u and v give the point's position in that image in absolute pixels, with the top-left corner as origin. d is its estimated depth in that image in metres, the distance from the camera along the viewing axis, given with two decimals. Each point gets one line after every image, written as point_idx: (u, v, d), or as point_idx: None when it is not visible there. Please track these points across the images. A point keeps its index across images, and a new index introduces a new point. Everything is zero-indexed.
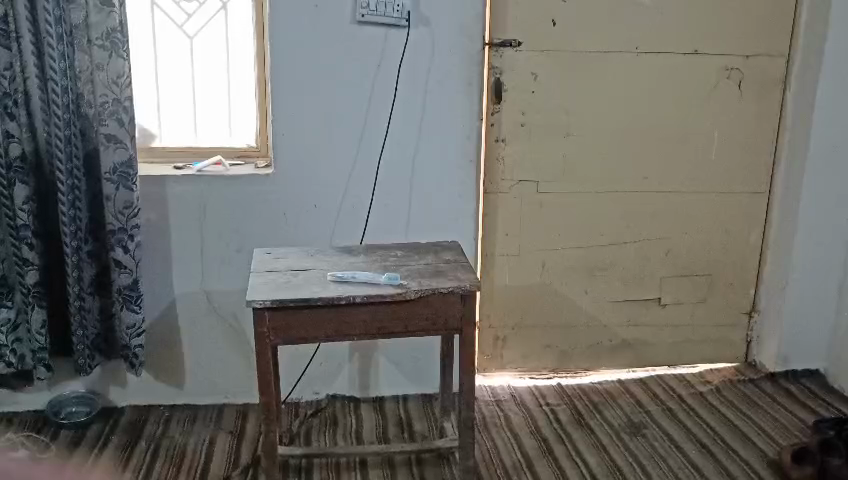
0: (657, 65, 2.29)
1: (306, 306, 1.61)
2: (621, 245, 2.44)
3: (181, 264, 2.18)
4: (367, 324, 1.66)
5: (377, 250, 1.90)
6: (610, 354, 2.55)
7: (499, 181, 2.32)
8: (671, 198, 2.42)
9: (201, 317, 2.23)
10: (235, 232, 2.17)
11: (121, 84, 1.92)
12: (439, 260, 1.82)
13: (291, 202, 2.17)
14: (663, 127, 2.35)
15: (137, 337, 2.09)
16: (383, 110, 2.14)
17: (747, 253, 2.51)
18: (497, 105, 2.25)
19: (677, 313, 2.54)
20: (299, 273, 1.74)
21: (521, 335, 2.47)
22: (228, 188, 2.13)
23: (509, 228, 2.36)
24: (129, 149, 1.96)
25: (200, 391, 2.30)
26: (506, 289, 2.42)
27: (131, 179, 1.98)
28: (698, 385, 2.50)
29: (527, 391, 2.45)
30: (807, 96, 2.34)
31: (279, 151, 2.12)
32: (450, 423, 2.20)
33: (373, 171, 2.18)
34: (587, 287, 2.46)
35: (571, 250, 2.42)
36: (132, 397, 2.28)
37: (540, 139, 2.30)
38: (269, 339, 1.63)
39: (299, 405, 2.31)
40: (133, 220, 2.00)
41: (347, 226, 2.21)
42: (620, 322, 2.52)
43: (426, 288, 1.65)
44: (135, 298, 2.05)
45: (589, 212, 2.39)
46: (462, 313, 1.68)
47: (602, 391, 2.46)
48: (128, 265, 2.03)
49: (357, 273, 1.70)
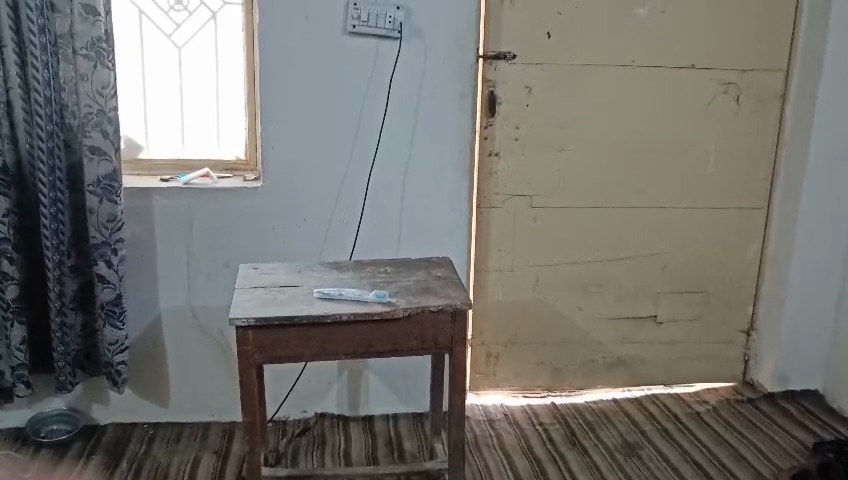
0: (653, 79, 2.26)
1: (291, 324, 1.57)
2: (616, 261, 2.39)
3: (167, 279, 2.13)
4: (354, 343, 1.61)
5: (366, 266, 1.85)
6: (605, 373, 2.50)
7: (493, 195, 2.28)
8: (667, 214, 2.38)
9: (186, 333, 2.17)
10: (222, 246, 2.13)
11: (106, 95, 1.88)
12: (430, 276, 1.77)
13: (280, 216, 2.12)
14: (659, 143, 2.31)
15: (120, 354, 2.04)
16: (374, 122, 2.10)
17: (744, 270, 2.47)
18: (491, 119, 2.21)
19: (673, 330, 2.49)
20: (285, 290, 1.69)
21: (514, 352, 2.42)
22: (215, 201, 2.09)
23: (502, 243, 2.32)
24: (113, 162, 1.92)
25: (185, 409, 2.24)
26: (499, 306, 2.37)
27: (114, 192, 1.94)
28: (695, 405, 2.46)
29: (520, 410, 2.41)
30: (808, 98, 2.31)
31: (268, 163, 2.08)
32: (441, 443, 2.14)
33: (364, 185, 2.13)
34: (582, 304, 2.42)
35: (566, 266, 2.37)
36: (115, 415, 2.23)
37: (535, 152, 2.26)
38: (253, 357, 1.58)
39: (286, 424, 2.25)
40: (116, 234, 1.96)
41: (337, 241, 2.17)
42: (616, 339, 2.47)
43: (415, 305, 1.60)
44: (118, 314, 2.00)
45: (583, 227, 2.35)
46: (453, 331, 1.63)
47: (596, 410, 2.41)
48: (110, 280, 1.98)
49: (345, 290, 1.66)
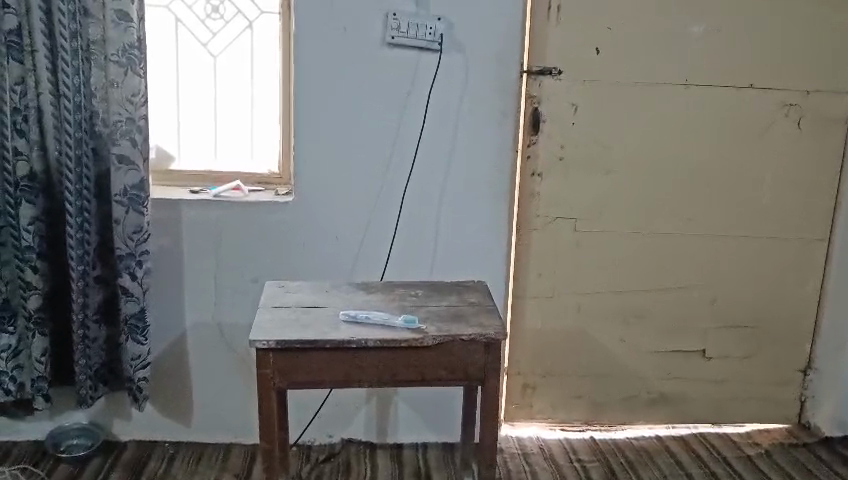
0: (707, 99, 2.13)
1: (313, 347, 1.48)
2: (663, 291, 2.26)
3: (194, 294, 2.06)
4: (379, 369, 1.51)
5: (396, 287, 1.76)
6: (649, 409, 2.35)
7: (533, 217, 2.17)
8: (720, 242, 2.23)
9: (211, 350, 2.10)
10: (251, 262, 2.05)
11: (136, 103, 1.83)
12: (462, 302, 1.67)
13: (311, 233, 2.04)
14: (714, 168, 2.18)
15: (142, 370, 1.98)
16: (411, 139, 2.01)
17: (802, 305, 2.31)
18: (534, 137, 2.11)
19: (724, 367, 2.34)
20: (310, 311, 1.60)
21: (552, 383, 2.30)
22: (245, 215, 2.02)
23: (542, 268, 2.20)
24: (141, 172, 1.87)
25: (207, 429, 2.16)
26: (537, 334, 2.25)
27: (141, 202, 1.88)
28: (746, 448, 2.30)
29: (556, 444, 2.28)
30: None
31: (301, 178, 2.01)
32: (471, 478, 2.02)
33: (398, 202, 2.04)
34: (625, 335, 2.28)
35: (609, 294, 2.24)
36: (136, 432, 2.16)
37: (580, 174, 2.15)
38: (273, 382, 1.50)
39: (310, 449, 2.16)
40: (142, 245, 1.91)
41: (370, 260, 2.08)
42: (661, 373, 2.33)
43: (445, 333, 1.50)
44: (141, 328, 1.95)
45: (629, 254, 2.22)
46: (485, 361, 1.53)
47: (638, 448, 2.27)
48: (134, 294, 1.92)
49: (372, 314, 1.56)
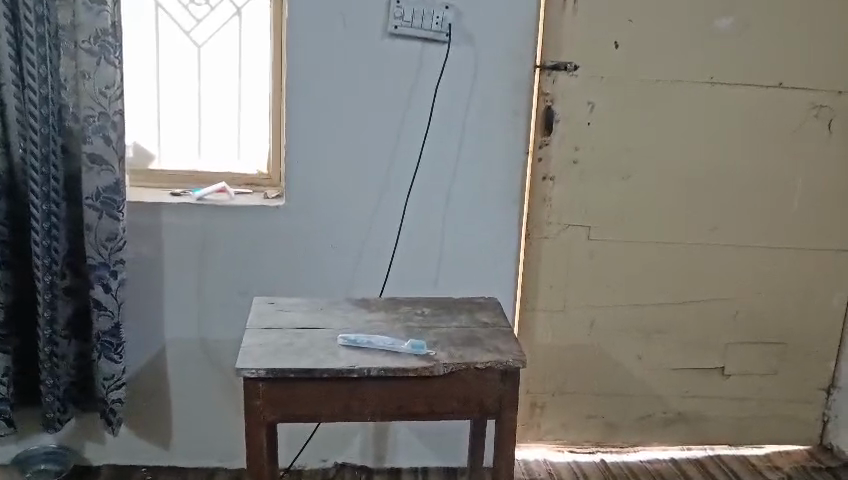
0: (733, 99, 1.98)
1: (309, 377, 1.31)
2: (682, 305, 2.10)
3: (175, 307, 1.87)
4: (383, 400, 1.34)
5: (400, 305, 1.58)
6: (663, 429, 2.20)
7: (544, 225, 2.00)
8: (743, 253, 2.08)
9: (193, 368, 1.92)
10: (237, 272, 1.87)
11: (110, 96, 1.65)
12: (473, 322, 1.50)
13: (304, 242, 1.87)
14: (739, 173, 2.03)
15: (116, 391, 1.80)
16: (415, 140, 1.84)
17: (828, 320, 2.16)
18: (546, 138, 1.95)
19: (743, 386, 2.19)
20: (305, 333, 1.43)
21: (562, 403, 2.14)
22: (231, 221, 1.84)
23: (553, 279, 2.04)
24: (116, 173, 1.68)
25: (189, 453, 1.98)
26: (547, 349, 2.09)
27: (116, 206, 1.70)
28: (766, 472, 2.16)
29: (566, 468, 2.13)
30: None
31: (294, 181, 1.83)
32: None
33: (400, 208, 1.87)
34: (641, 352, 2.13)
35: (624, 307, 2.09)
36: (110, 457, 1.97)
37: (595, 179, 1.99)
38: (263, 414, 1.32)
39: (302, 474, 1.98)
40: (117, 254, 1.72)
41: (368, 273, 1.90)
42: (677, 392, 2.17)
43: (458, 361, 1.33)
44: (115, 346, 1.76)
45: (647, 266, 2.06)
46: (502, 392, 1.36)
47: (652, 472, 2.13)
48: (108, 307, 1.74)
49: (374, 338, 1.39)
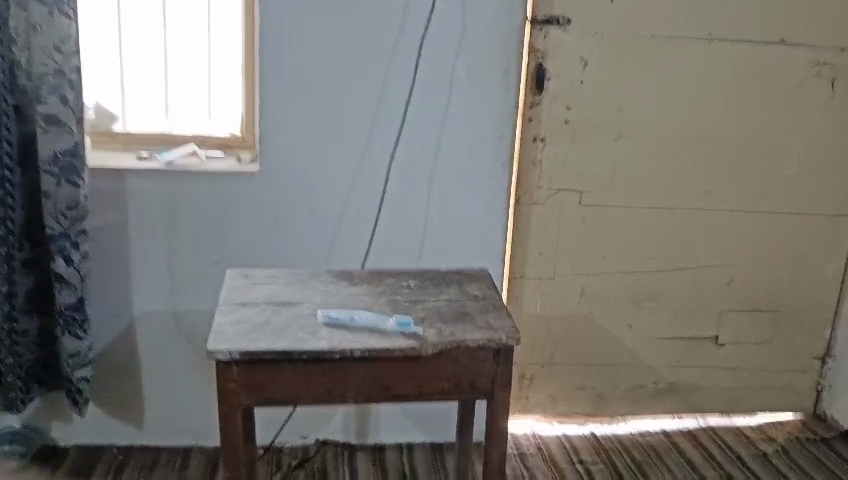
0: (733, 56, 1.87)
1: (286, 359, 1.21)
2: (676, 272, 2.02)
3: (143, 279, 1.76)
4: (368, 382, 1.24)
5: (383, 277, 1.48)
6: (655, 400, 2.13)
7: (535, 189, 1.90)
8: (739, 218, 2.00)
9: (164, 343, 1.81)
10: (210, 241, 1.75)
11: (65, 51, 1.51)
12: (462, 296, 1.41)
13: (282, 210, 1.75)
14: (738, 135, 1.93)
15: (82, 369, 1.69)
16: (399, 101, 1.72)
17: (824, 287, 2.09)
18: (537, 97, 1.83)
19: (737, 355, 2.12)
20: (282, 309, 1.32)
21: (551, 374, 2.07)
22: (202, 187, 1.72)
23: (543, 247, 1.95)
24: (74, 135, 1.55)
25: (161, 431, 1.88)
26: (536, 320, 2.01)
27: (76, 172, 1.57)
28: (760, 443, 2.11)
29: (556, 441, 2.07)
30: None
31: (269, 144, 1.71)
32: None
33: (383, 174, 1.76)
34: (633, 321, 2.05)
35: (616, 275, 2.00)
36: (77, 437, 1.86)
37: (588, 141, 1.89)
38: (238, 399, 1.22)
39: (281, 452, 1.89)
40: (78, 223, 1.60)
41: (349, 243, 1.79)
42: (670, 362, 2.10)
43: (448, 339, 1.24)
44: (79, 321, 1.65)
45: (642, 233, 1.98)
46: (495, 371, 1.27)
47: (644, 444, 2.07)
48: (70, 281, 1.62)
49: (356, 314, 1.29)
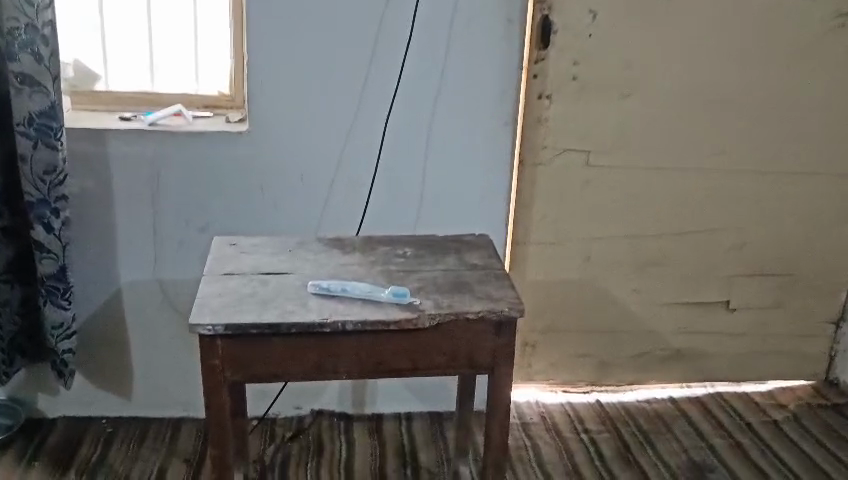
0: (751, 7, 1.76)
1: (274, 333, 1.14)
2: (685, 236, 1.94)
3: (129, 247, 1.68)
4: (360, 357, 1.17)
5: (378, 245, 1.40)
6: (662, 368, 2.07)
7: (540, 150, 1.81)
8: (753, 179, 1.91)
9: (153, 312, 1.74)
10: (197, 206, 1.67)
11: (37, 5, 1.42)
12: (461, 265, 1.33)
13: (271, 172, 1.67)
14: (754, 92, 1.83)
15: (67, 340, 1.62)
16: (394, 58, 1.62)
17: (840, 250, 2.00)
18: (543, 52, 1.73)
19: (747, 321, 2.05)
20: (270, 279, 1.25)
21: (554, 342, 2.00)
22: (188, 149, 1.63)
23: (547, 210, 1.86)
24: (51, 95, 1.46)
25: (151, 402, 1.82)
26: (540, 286, 1.93)
27: (54, 135, 1.48)
28: (769, 410, 2.05)
29: (559, 410, 2.01)
30: None
31: (257, 104, 1.62)
32: (467, 468, 1.69)
33: (377, 136, 1.67)
34: (640, 287, 1.97)
35: (623, 239, 1.92)
36: (65, 408, 1.81)
37: (596, 98, 1.79)
38: (223, 375, 1.16)
39: (275, 423, 1.84)
40: (58, 189, 1.52)
41: (343, 209, 1.71)
42: (678, 329, 2.03)
43: (446, 311, 1.16)
44: (62, 291, 1.58)
45: (650, 195, 1.89)
46: (495, 345, 1.20)
47: (650, 412, 2.02)
48: (51, 249, 1.54)
49: (349, 284, 1.21)
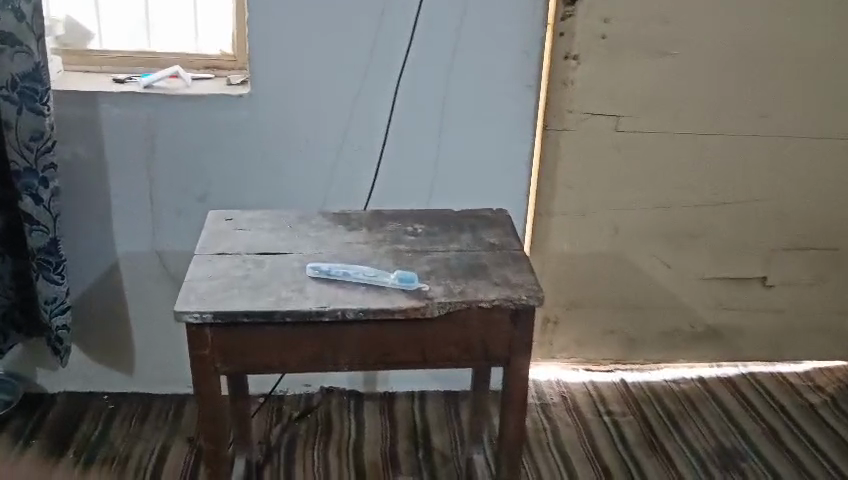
0: None
1: (268, 322, 1.04)
2: (721, 207, 1.80)
3: (125, 217, 1.59)
4: (363, 348, 1.07)
5: (386, 220, 1.29)
6: (692, 346, 1.95)
7: (565, 114, 1.68)
8: (796, 146, 1.76)
9: (153, 285, 1.65)
10: (197, 176, 1.57)
11: None
12: (476, 244, 1.21)
13: (272, 140, 1.55)
14: (801, 52, 1.67)
15: (61, 316, 1.54)
16: (406, 16, 1.48)
17: None
18: (570, 7, 1.59)
19: (785, 298, 1.92)
20: (267, 261, 1.15)
21: (577, 318, 1.89)
22: (186, 114, 1.52)
23: (572, 179, 1.74)
24: (34, 56, 1.35)
25: (154, 378, 1.75)
26: (563, 260, 1.81)
27: (39, 99, 1.38)
28: (806, 392, 1.93)
29: (582, 390, 1.90)
30: None
31: (258, 67, 1.50)
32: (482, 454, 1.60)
33: (387, 101, 1.54)
34: (671, 261, 1.85)
35: (653, 211, 1.79)
36: (66, 383, 1.74)
37: (627, 58, 1.64)
38: (214, 365, 1.06)
39: (283, 401, 1.76)
40: (45, 157, 1.42)
41: (350, 181, 1.60)
42: (710, 306, 1.91)
43: (457, 299, 1.06)
44: (54, 265, 1.49)
45: (684, 163, 1.75)
46: (512, 335, 1.09)
47: (678, 393, 1.91)
48: (41, 221, 1.45)
49: (351, 267, 1.11)
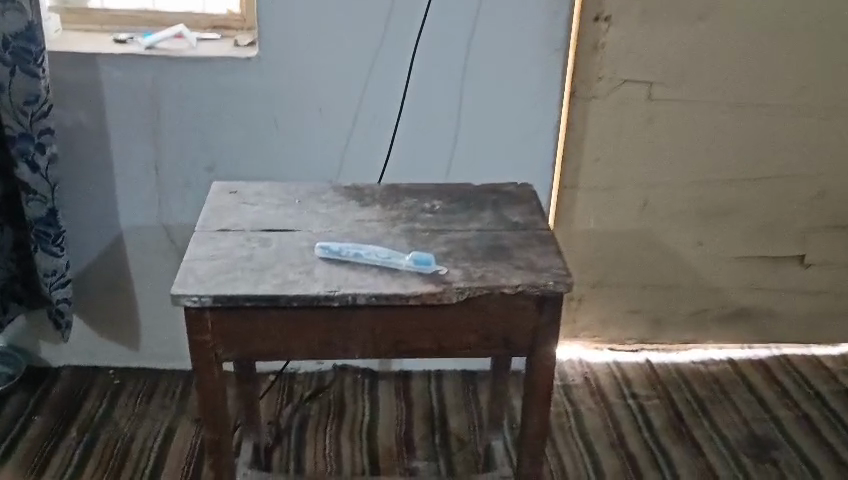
0: None
1: (272, 306, 0.96)
2: (758, 182, 1.69)
3: (128, 187, 1.51)
4: (375, 334, 0.99)
5: (402, 195, 1.20)
6: (723, 327, 1.85)
7: (595, 81, 1.57)
8: (842, 117, 1.64)
9: (158, 258, 1.58)
10: (203, 144, 1.48)
11: None
12: (498, 224, 1.12)
13: (282, 107, 1.46)
14: None
15: (63, 290, 1.47)
16: None
17: None
18: None
19: (822, 278, 1.81)
20: (273, 239, 1.06)
21: (603, 297, 1.79)
22: (191, 78, 1.43)
23: (601, 151, 1.63)
24: (26, 14, 1.26)
25: (160, 354, 1.68)
26: (588, 235, 1.72)
27: (33, 60, 1.29)
28: (842, 376, 1.83)
29: (606, 372, 1.82)
30: None
31: (266, 30, 1.40)
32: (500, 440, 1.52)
33: (405, 66, 1.44)
34: (703, 238, 1.74)
35: (686, 185, 1.68)
36: (70, 358, 1.68)
37: (662, 21, 1.52)
38: (215, 352, 0.98)
39: (294, 379, 1.69)
40: (41, 121, 1.34)
41: (365, 151, 1.50)
42: (743, 285, 1.81)
43: (478, 284, 0.97)
44: (53, 237, 1.42)
45: (721, 134, 1.64)
46: (536, 323, 1.00)
47: (707, 376, 1.82)
48: (39, 191, 1.38)
49: (364, 249, 1.02)
